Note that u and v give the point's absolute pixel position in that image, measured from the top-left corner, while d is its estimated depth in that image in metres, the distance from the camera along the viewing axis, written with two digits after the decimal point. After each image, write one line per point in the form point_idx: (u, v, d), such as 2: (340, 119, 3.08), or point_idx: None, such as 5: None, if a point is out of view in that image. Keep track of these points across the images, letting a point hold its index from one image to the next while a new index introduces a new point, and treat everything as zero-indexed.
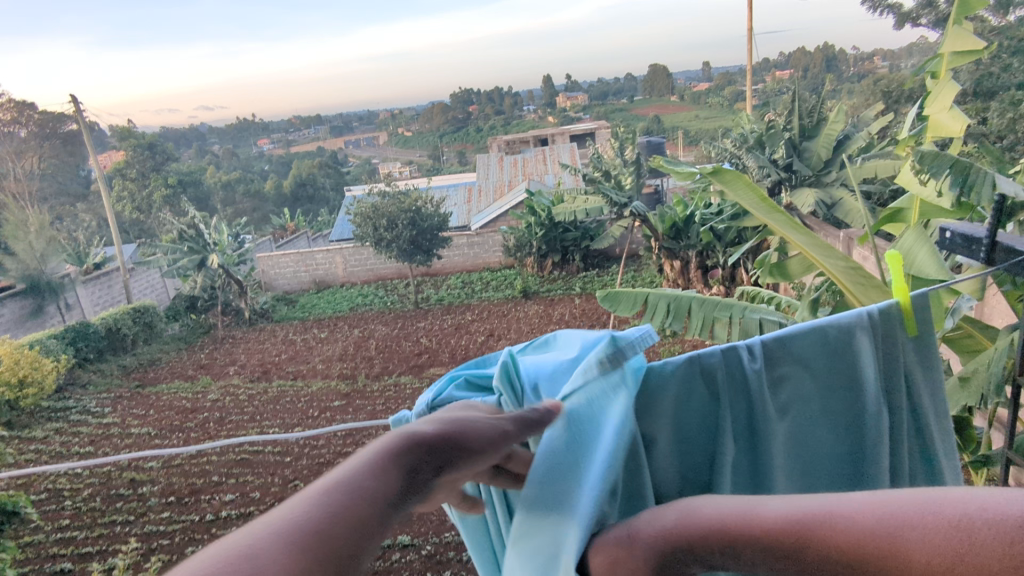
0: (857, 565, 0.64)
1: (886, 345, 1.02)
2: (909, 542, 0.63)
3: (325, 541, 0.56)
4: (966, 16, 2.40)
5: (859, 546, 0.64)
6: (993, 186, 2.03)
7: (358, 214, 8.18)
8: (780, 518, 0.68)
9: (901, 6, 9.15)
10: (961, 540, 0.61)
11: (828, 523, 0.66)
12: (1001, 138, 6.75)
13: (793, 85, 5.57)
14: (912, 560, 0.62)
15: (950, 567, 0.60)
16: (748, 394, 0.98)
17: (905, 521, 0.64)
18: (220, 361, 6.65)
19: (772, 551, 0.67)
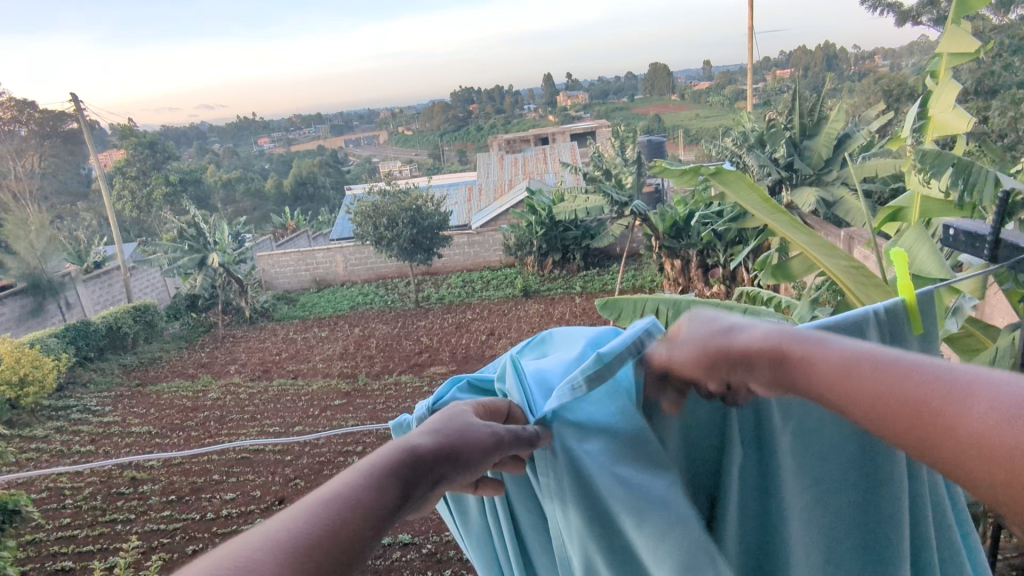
0: (898, 410, 0.46)
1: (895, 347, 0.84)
2: (973, 398, 0.42)
3: (314, 552, 0.43)
4: (967, 14, 2.39)
5: (912, 396, 0.46)
6: (995, 184, 2.03)
7: (358, 213, 8.17)
8: (845, 351, 0.51)
9: (901, 6, 9.17)
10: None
11: (894, 366, 0.48)
12: (1002, 137, 6.75)
13: (794, 84, 5.56)
14: (966, 419, 0.42)
15: (1004, 433, 0.39)
16: None
17: (987, 378, 0.42)
18: (221, 360, 6.66)
19: (814, 380, 0.52)
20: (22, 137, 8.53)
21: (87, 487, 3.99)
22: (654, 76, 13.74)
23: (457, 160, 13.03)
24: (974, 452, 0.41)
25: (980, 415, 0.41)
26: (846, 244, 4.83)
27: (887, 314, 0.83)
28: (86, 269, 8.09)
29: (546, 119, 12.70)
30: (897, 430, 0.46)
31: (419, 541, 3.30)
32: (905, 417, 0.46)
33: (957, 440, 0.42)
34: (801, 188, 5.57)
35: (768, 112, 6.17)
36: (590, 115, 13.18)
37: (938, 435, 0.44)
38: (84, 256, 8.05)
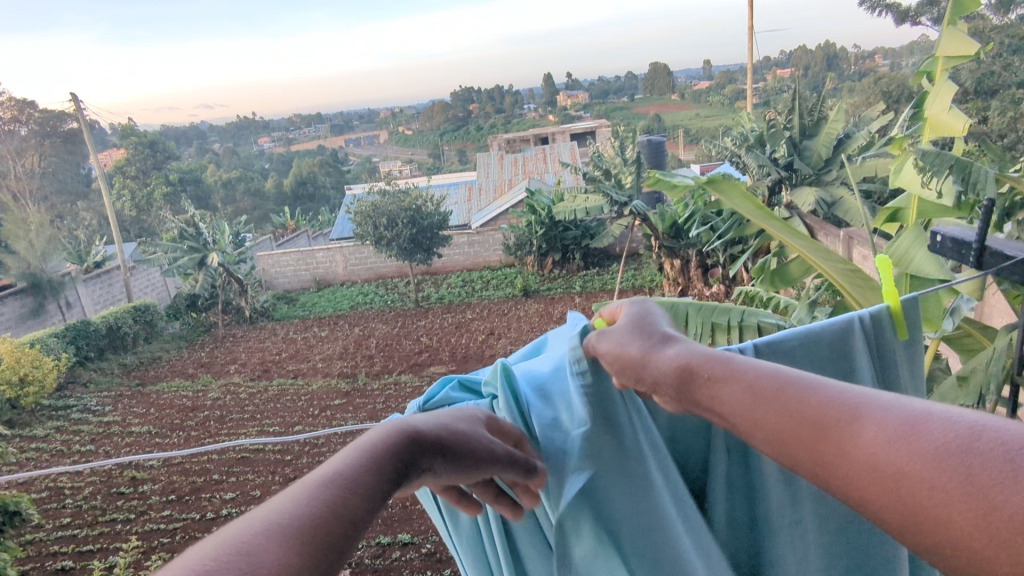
0: (798, 419, 0.48)
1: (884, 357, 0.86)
2: (863, 420, 0.44)
3: (322, 530, 0.44)
4: (962, 16, 2.40)
5: (814, 413, 0.47)
6: (990, 188, 2.05)
7: (358, 213, 8.19)
8: (755, 372, 0.54)
9: (901, 6, 9.17)
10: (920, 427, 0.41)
11: (797, 386, 0.50)
12: (1002, 137, 6.76)
13: (794, 84, 5.55)
14: (860, 431, 0.44)
15: (891, 452, 0.41)
16: None
17: (882, 401, 0.44)
18: (220, 360, 6.66)
19: (730, 390, 0.54)
20: (22, 137, 8.53)
21: (87, 487, 3.99)
22: (654, 76, 13.74)
23: (458, 159, 13.03)
24: (863, 469, 0.42)
25: (872, 435, 0.43)
26: (846, 245, 4.84)
27: (871, 322, 0.85)
28: (86, 269, 8.09)
29: (545, 119, 12.70)
30: (797, 436, 0.48)
31: (418, 540, 3.31)
32: (800, 432, 0.47)
33: (848, 456, 0.44)
34: (801, 188, 5.57)
35: (767, 112, 6.16)
36: (590, 114, 13.17)
37: (830, 450, 0.45)
38: (83, 256, 8.06)
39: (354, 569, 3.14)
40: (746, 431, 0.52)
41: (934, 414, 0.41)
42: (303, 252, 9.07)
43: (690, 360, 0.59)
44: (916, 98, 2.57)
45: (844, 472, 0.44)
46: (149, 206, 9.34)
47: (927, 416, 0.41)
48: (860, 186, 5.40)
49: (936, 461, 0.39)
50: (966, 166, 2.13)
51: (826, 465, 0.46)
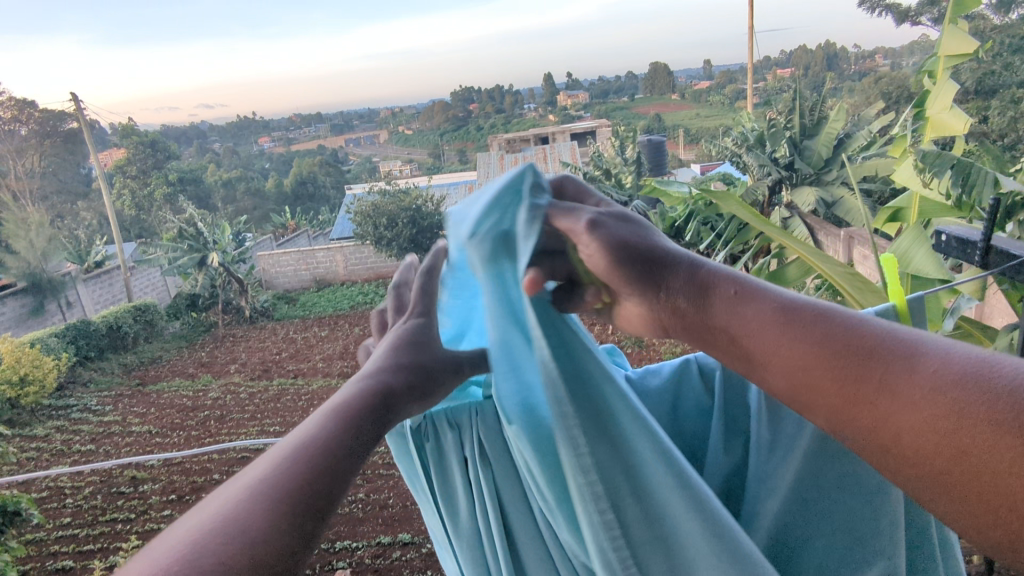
0: (851, 353, 0.46)
1: None
2: (922, 357, 0.44)
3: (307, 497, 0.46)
4: (963, 15, 2.41)
5: (856, 344, 0.46)
6: (993, 188, 2.06)
7: (358, 212, 8.32)
8: (787, 298, 0.51)
9: (900, 6, 9.17)
10: (974, 362, 0.42)
11: (836, 317, 0.49)
12: (1002, 137, 6.77)
13: (794, 84, 5.56)
14: (915, 367, 0.44)
15: (953, 389, 0.41)
16: None
17: (932, 344, 0.45)
18: (221, 359, 6.69)
19: (770, 319, 0.50)
20: (22, 137, 8.56)
21: (87, 487, 4.00)
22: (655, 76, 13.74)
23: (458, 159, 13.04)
24: (916, 402, 0.42)
25: (928, 372, 0.43)
26: (846, 244, 4.84)
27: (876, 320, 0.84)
28: (87, 269, 8.10)
29: (545, 119, 12.72)
30: (849, 368, 0.46)
31: (419, 540, 3.32)
32: (843, 361, 0.46)
33: (904, 388, 0.43)
34: (801, 188, 5.58)
35: (768, 112, 6.16)
36: (590, 114, 13.16)
37: (879, 381, 0.44)
38: (83, 256, 8.09)
39: (355, 569, 3.14)
40: (766, 363, 0.50)
41: (991, 359, 0.42)
42: (304, 252, 9.08)
43: (716, 277, 0.54)
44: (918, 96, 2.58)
45: (884, 405, 0.44)
46: (150, 206, 9.37)
47: (983, 360, 0.42)
48: (860, 185, 5.40)
49: (995, 397, 0.40)
50: (969, 165, 2.13)
51: (876, 399, 0.44)
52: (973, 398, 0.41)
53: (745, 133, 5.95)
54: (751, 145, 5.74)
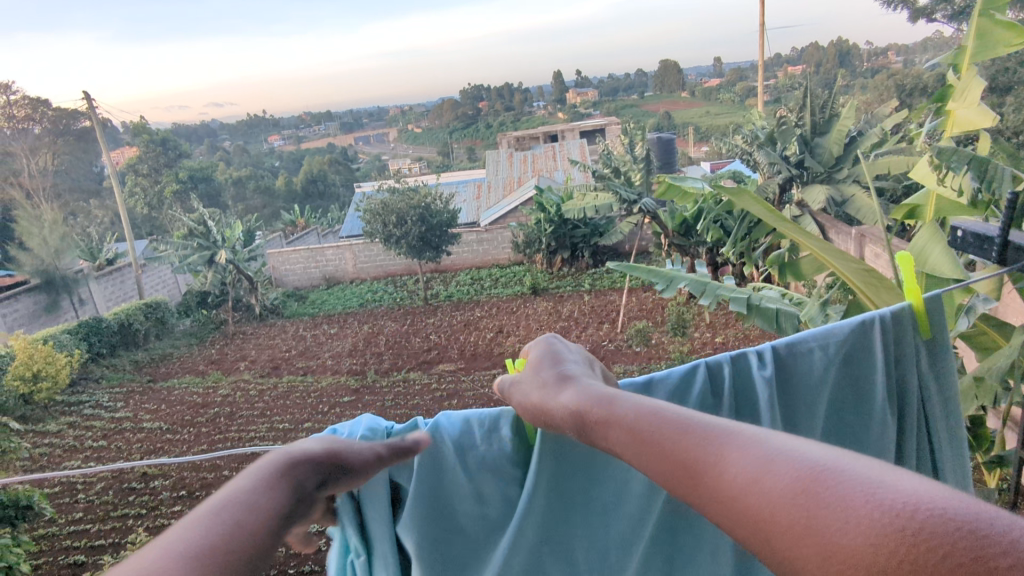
0: (681, 468, 0.64)
1: (897, 350, 1.05)
2: (721, 455, 0.60)
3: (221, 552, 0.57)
4: (993, 9, 2.44)
5: (686, 457, 0.64)
6: (1012, 181, 2.03)
7: (368, 211, 8.19)
8: (636, 423, 0.70)
9: (916, 2, 9.08)
10: (755, 461, 0.57)
11: (673, 429, 0.67)
12: (1017, 134, 6.73)
13: (806, 81, 5.41)
14: (723, 470, 0.59)
15: (748, 483, 0.56)
16: (757, 401, 1.01)
17: (734, 442, 0.61)
18: (231, 356, 6.75)
19: (632, 437, 0.70)
20: (35, 135, 8.27)
21: (98, 483, 4.03)
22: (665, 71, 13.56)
23: (467, 157, 12.90)
24: (733, 491, 0.57)
25: (731, 468, 0.59)
26: (857, 243, 4.87)
27: (893, 319, 1.04)
28: (97, 265, 8.10)
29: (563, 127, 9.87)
30: (684, 477, 0.63)
31: None
32: (675, 471, 0.64)
33: (710, 481, 0.60)
34: (812, 185, 5.53)
35: (780, 108, 6.10)
36: (600, 111, 13.17)
37: (704, 473, 0.61)
38: (95, 253, 8.15)
39: None
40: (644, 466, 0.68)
41: (777, 448, 0.58)
42: (314, 249, 9.08)
43: (584, 408, 0.76)
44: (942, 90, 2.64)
45: (707, 493, 0.60)
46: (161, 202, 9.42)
47: (776, 457, 0.57)
48: (872, 184, 5.36)
49: (772, 491, 0.54)
50: (986, 161, 2.12)
51: (700, 494, 0.62)
52: (756, 494, 0.55)
53: (755, 131, 5.92)
54: (761, 143, 5.72)
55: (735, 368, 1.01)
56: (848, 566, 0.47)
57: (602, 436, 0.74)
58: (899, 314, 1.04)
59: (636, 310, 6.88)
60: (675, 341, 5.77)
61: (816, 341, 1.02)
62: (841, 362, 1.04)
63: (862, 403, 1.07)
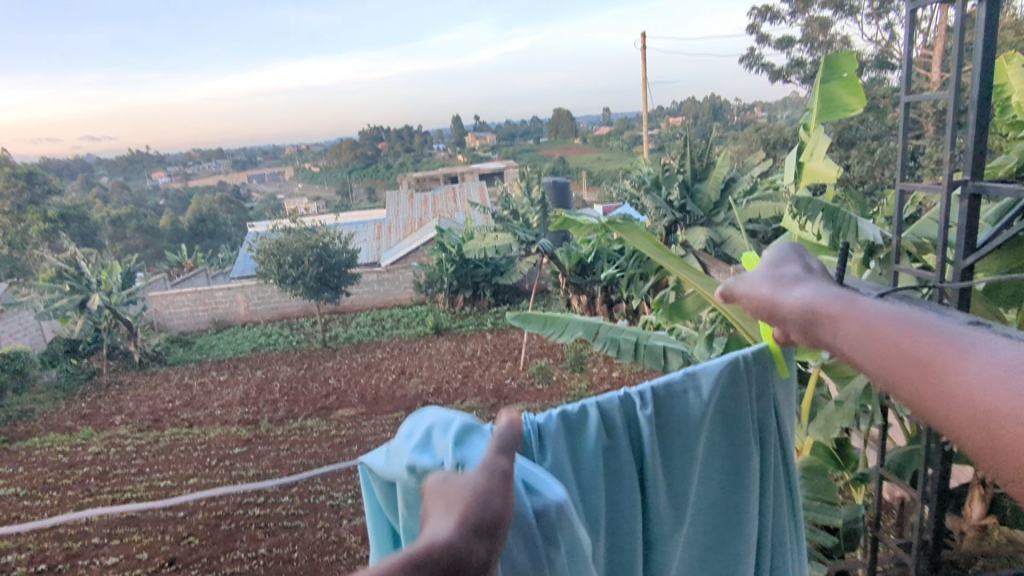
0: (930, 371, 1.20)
1: (748, 386, 1.87)
2: (970, 363, 1.14)
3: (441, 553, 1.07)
4: (835, 76, 3.00)
5: (931, 357, 1.22)
6: (856, 229, 2.58)
7: (261, 249, 8.14)
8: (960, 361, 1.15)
9: (773, 65, 10.34)
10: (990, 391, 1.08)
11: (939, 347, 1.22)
12: (861, 182, 7.87)
13: (685, 133, 6.07)
14: (968, 382, 1.12)
15: (983, 377, 1.11)
16: (632, 427, 1.69)
17: (976, 348, 1.17)
18: (105, 411, 6.10)
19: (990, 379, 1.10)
20: None
21: None
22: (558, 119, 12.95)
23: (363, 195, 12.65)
24: (967, 392, 1.10)
25: (973, 372, 1.12)
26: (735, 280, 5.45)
27: (751, 361, 1.86)
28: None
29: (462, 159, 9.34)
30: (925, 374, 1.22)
31: None
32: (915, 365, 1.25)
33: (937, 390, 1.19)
34: (694, 227, 6.07)
35: (664, 156, 6.70)
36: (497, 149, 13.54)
37: (939, 377, 1.18)
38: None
39: None
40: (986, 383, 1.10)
41: (995, 367, 1.11)
42: (201, 290, 8.46)
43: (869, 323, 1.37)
44: (798, 143, 3.22)
45: (937, 391, 1.17)
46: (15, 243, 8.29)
47: (1001, 368, 1.09)
48: (745, 227, 6.02)
49: (1003, 395, 1.06)
50: (835, 211, 2.65)
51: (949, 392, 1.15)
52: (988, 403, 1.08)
53: (643, 176, 6.48)
54: (649, 187, 6.26)
55: (561, 434, 1.61)
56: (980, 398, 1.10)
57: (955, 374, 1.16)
58: (755, 356, 1.86)
59: (537, 347, 7.15)
60: (576, 378, 6.01)
61: (687, 388, 1.76)
62: (607, 422, 1.66)
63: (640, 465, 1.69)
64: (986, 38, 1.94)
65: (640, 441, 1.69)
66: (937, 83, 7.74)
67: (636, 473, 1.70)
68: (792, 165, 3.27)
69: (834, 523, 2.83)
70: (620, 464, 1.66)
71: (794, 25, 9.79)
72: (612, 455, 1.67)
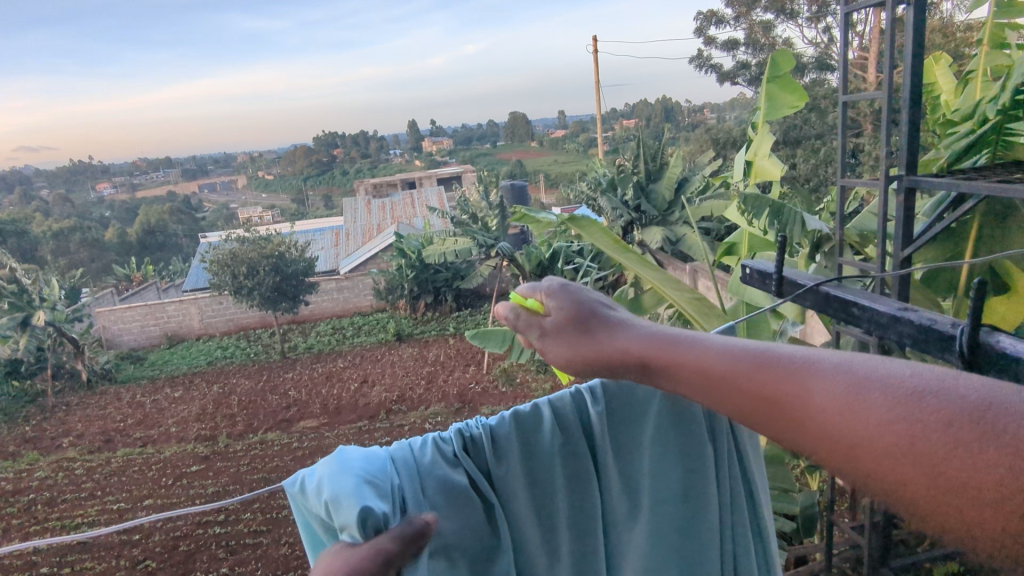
0: (761, 402, 0.59)
1: None
2: (809, 381, 0.55)
3: None
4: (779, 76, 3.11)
5: (764, 388, 0.58)
6: (802, 225, 2.71)
7: (214, 261, 7.62)
8: (758, 385, 0.59)
9: (722, 68, 10.67)
10: (855, 407, 0.50)
11: (768, 368, 0.59)
12: (807, 180, 8.20)
13: (638, 134, 6.20)
14: (811, 402, 0.54)
15: (856, 406, 0.50)
16: (591, 438, 1.10)
17: (808, 366, 0.56)
18: (50, 433, 5.78)
19: (834, 424, 0.52)
20: None
21: None
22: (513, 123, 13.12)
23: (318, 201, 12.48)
24: (825, 429, 0.52)
25: (821, 395, 0.53)
26: (691, 276, 5.58)
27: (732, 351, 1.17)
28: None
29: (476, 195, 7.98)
30: (762, 410, 0.59)
31: None
32: (757, 407, 0.59)
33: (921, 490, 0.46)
34: (650, 227, 6.22)
35: (618, 158, 6.83)
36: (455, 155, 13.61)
37: (789, 413, 0.56)
38: None
39: None
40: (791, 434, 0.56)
41: (867, 374, 0.51)
42: (152, 304, 8.19)
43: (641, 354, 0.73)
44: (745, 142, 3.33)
45: (800, 426, 0.55)
46: None
47: (861, 379, 0.51)
48: (699, 225, 6.18)
49: (891, 417, 0.48)
50: (781, 207, 2.77)
51: (782, 425, 0.57)
52: (881, 435, 0.48)
53: (599, 178, 6.59)
54: (605, 188, 6.37)
55: (509, 441, 1.05)
56: (854, 437, 0.50)
57: (781, 424, 0.58)
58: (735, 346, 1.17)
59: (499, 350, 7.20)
60: (539, 379, 6.04)
61: None
62: (561, 423, 1.09)
63: (601, 477, 1.10)
64: (917, 39, 2.03)
65: (602, 446, 1.09)
66: (874, 84, 8.13)
67: (576, 494, 1.08)
68: (740, 163, 3.40)
69: (792, 511, 2.93)
70: (586, 470, 1.08)
71: (737, 29, 10.12)
72: (553, 463, 1.06)
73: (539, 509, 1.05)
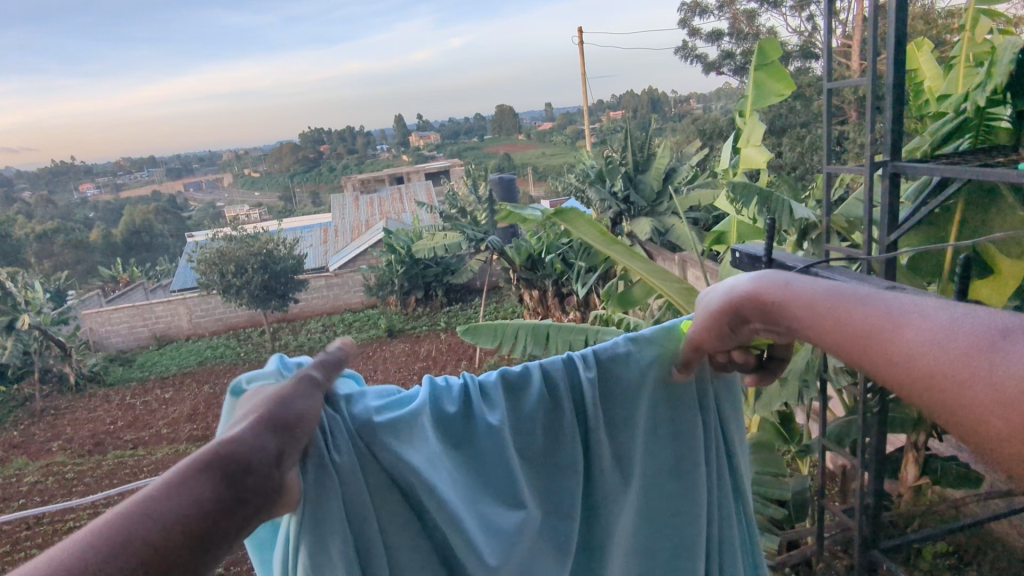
0: (865, 341, 0.96)
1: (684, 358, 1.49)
2: (905, 330, 0.91)
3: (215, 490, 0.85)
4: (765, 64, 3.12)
5: (873, 327, 0.96)
6: (790, 213, 2.74)
7: (201, 261, 7.33)
8: (867, 326, 0.96)
9: (707, 57, 10.68)
10: (935, 352, 0.86)
11: (876, 318, 0.96)
12: (793, 168, 8.27)
13: (626, 125, 6.20)
14: (903, 341, 0.91)
15: (935, 344, 0.86)
16: (581, 399, 1.39)
17: (908, 322, 0.92)
18: (39, 437, 5.69)
19: (915, 359, 0.88)
20: None
21: None
22: None
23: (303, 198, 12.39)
24: (910, 358, 0.89)
25: (911, 338, 0.90)
26: (680, 266, 5.63)
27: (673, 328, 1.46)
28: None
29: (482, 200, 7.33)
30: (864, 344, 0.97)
31: None
32: (860, 344, 0.97)
33: (966, 396, 0.81)
34: (638, 218, 6.25)
35: (606, 149, 6.82)
36: None
37: (883, 347, 0.93)
38: None
39: None
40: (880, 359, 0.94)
41: (949, 329, 0.86)
42: (139, 305, 8.08)
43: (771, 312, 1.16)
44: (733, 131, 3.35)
45: (887, 358, 0.92)
46: None
47: (946, 330, 0.86)
48: (688, 214, 6.22)
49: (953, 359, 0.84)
50: (770, 196, 2.79)
51: (875, 354, 0.95)
52: (944, 372, 0.84)
53: (587, 169, 6.59)
54: (593, 180, 6.37)
55: (496, 392, 1.32)
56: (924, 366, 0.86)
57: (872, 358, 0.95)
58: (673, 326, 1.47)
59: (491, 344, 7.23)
60: None
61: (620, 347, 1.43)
62: (550, 386, 1.37)
63: (587, 431, 1.39)
64: (901, 26, 2.06)
65: (590, 405, 1.38)
66: (858, 72, 8.19)
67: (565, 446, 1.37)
68: (728, 152, 3.42)
69: (783, 494, 2.97)
70: (568, 427, 1.37)
71: (722, 19, 10.13)
72: (542, 416, 1.35)
73: (536, 458, 1.34)
